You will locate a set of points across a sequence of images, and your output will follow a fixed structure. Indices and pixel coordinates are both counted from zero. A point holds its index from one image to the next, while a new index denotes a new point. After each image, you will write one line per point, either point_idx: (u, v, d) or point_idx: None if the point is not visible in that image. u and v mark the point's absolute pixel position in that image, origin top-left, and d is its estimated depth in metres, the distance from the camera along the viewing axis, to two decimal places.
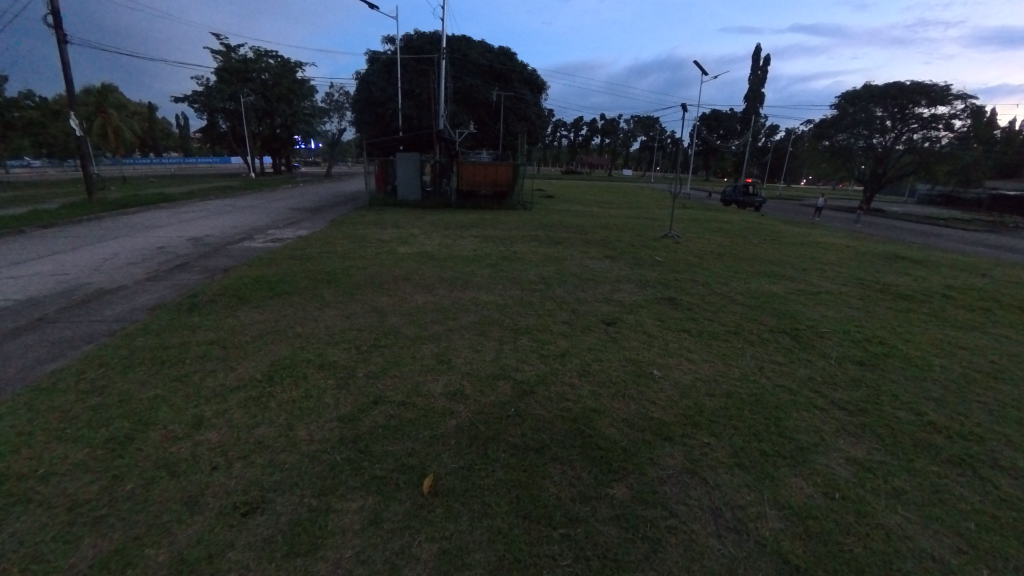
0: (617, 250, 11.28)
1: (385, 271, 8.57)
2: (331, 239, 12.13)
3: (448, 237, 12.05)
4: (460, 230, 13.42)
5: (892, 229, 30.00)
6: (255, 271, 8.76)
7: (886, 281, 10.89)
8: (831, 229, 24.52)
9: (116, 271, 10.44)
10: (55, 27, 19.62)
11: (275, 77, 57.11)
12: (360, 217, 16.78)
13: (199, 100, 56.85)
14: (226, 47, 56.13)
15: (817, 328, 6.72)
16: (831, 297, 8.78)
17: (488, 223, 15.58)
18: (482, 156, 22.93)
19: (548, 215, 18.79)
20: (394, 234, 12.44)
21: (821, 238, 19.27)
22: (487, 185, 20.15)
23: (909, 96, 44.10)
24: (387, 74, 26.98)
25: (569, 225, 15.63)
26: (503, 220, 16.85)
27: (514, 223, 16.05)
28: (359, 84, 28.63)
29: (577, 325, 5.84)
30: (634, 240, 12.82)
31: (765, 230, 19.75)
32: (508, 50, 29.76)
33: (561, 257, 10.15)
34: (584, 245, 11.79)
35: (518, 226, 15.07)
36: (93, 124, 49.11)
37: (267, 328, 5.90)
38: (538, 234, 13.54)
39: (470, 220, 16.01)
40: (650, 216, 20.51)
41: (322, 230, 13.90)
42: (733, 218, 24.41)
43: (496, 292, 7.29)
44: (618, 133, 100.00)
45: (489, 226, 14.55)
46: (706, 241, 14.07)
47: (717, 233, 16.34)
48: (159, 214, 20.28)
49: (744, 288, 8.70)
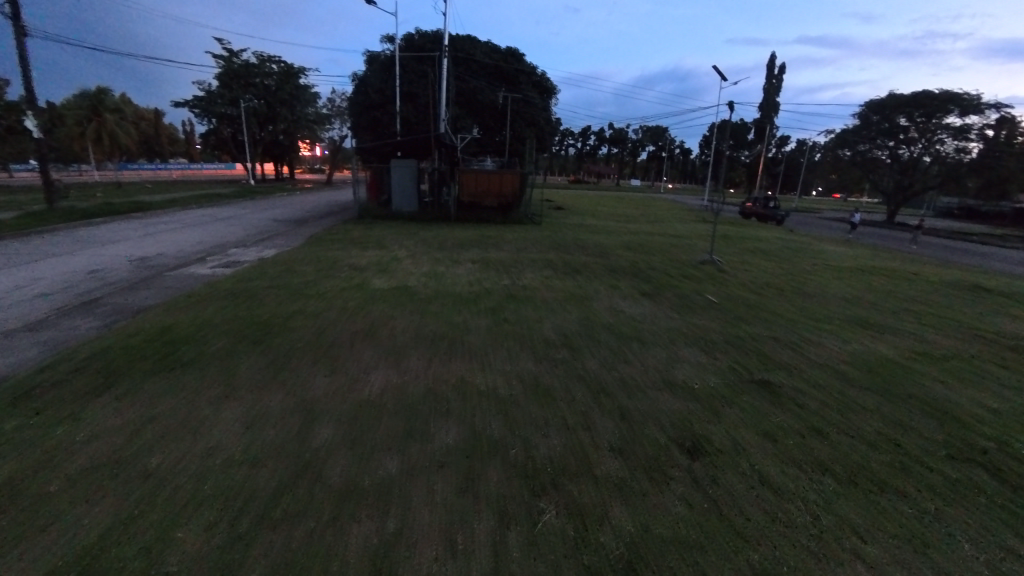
0: (654, 283, 8.84)
1: (344, 317, 6.15)
2: (292, 264, 9.66)
3: (440, 262, 9.67)
4: (454, 253, 10.91)
5: (932, 247, 27.36)
6: (169, 316, 6.40)
7: (1006, 330, 8.34)
8: (871, 248, 21.95)
9: (11, 305, 8.13)
10: (13, 17, 17.72)
11: (279, 83, 56.27)
12: (343, 233, 14.42)
13: (200, 104, 55.68)
14: (228, 51, 54.92)
15: (1006, 440, 4.22)
16: (969, 367, 6.22)
17: (489, 242, 13.12)
18: (486, 163, 20.50)
19: (560, 231, 16.44)
20: (375, 258, 10.07)
21: (874, 261, 16.67)
22: (491, 197, 17.75)
23: (939, 105, 41.56)
24: (385, 75, 24.80)
25: (586, 246, 13.11)
26: (507, 237, 14.42)
27: (522, 241, 13.67)
28: (356, 87, 26.48)
29: (637, 455, 3.39)
30: (670, 268, 10.36)
31: (807, 251, 17.13)
32: (516, 51, 27.58)
33: (585, 295, 7.63)
34: (610, 275, 9.28)
35: (526, 247, 12.55)
36: (88, 129, 47.83)
37: (111, 450, 3.50)
38: (550, 257, 11.04)
39: (469, 238, 13.59)
40: (675, 234, 18.07)
41: (290, 249, 11.58)
42: (765, 234, 21.98)
43: (499, 363, 4.79)
44: (626, 142, 98.13)
45: (491, 247, 12.08)
46: (752, 267, 11.64)
47: (759, 256, 13.92)
48: (125, 225, 18.12)
49: (846, 350, 6.19)
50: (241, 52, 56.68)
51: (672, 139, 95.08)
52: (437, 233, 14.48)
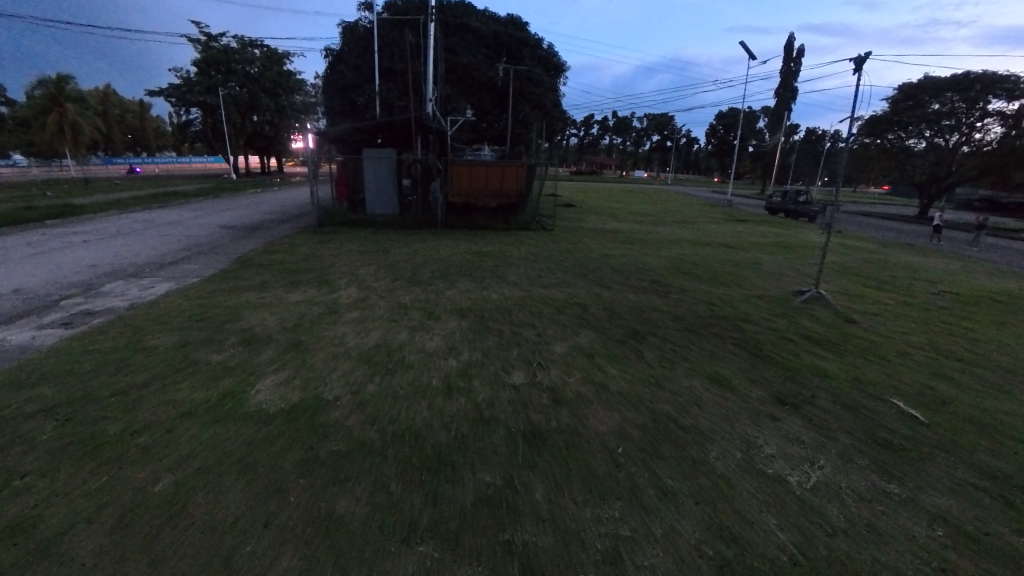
0: (776, 363, 5.04)
1: (118, 561, 2.36)
2: (153, 325, 5.71)
3: (407, 315, 5.81)
4: (432, 289, 6.98)
5: (997, 249, 23.59)
6: None
7: None
8: (946, 255, 18.19)
9: None
10: None
11: (263, 70, 52.13)
12: (288, 247, 10.47)
13: (176, 93, 51.24)
14: (207, 35, 50.37)
15: None
16: None
17: (486, 260, 9.15)
18: (483, 153, 16.45)
19: (581, 240, 12.60)
20: (304, 303, 6.23)
21: (983, 279, 12.82)
22: (490, 197, 13.56)
23: (984, 88, 35.72)
24: (362, 48, 20.56)
25: (624, 266, 9.18)
26: (511, 250, 10.48)
27: (534, 258, 9.84)
28: (330, 65, 22.23)
29: None
30: (773, 317, 6.59)
31: (894, 267, 13.25)
32: (518, 20, 23.50)
33: (680, 416, 3.78)
34: (694, 342, 5.39)
35: (539, 269, 8.61)
36: (47, 120, 41.80)
37: None
38: (579, 293, 7.06)
39: (457, 255, 9.62)
40: (722, 242, 14.16)
41: (193, 285, 7.70)
42: (822, 239, 18.15)
43: None
44: (631, 132, 93.69)
45: (488, 272, 8.14)
46: (875, 308, 7.92)
47: (859, 281, 10.17)
48: (23, 237, 14.07)
49: None
50: (220, 36, 52.05)
51: (678, 128, 90.75)
52: (415, 246, 10.53)
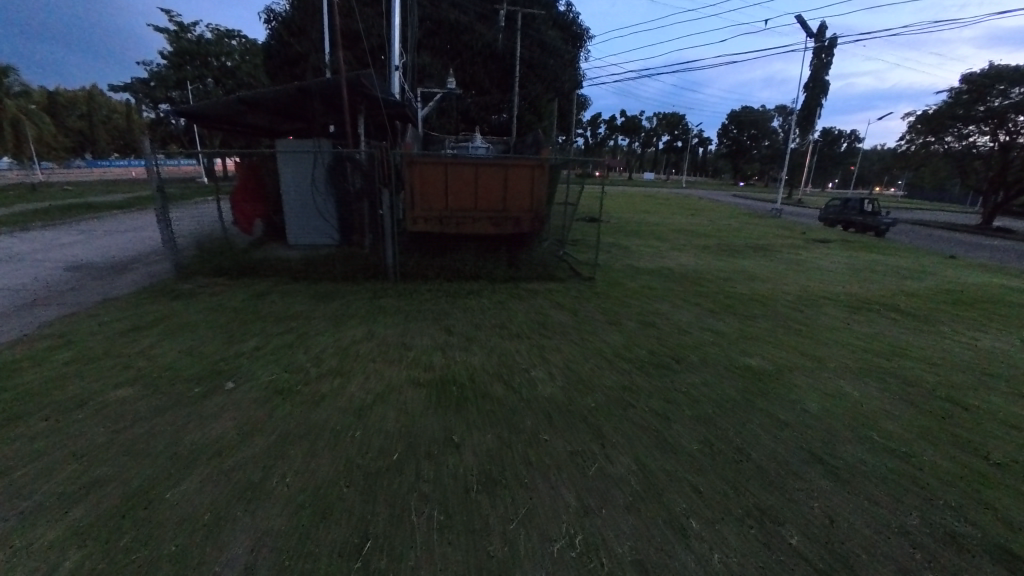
0: None
1: None
2: None
3: None
4: None
5: None
6: None
7: None
8: None
9: None
10: None
11: (240, 64, 45.80)
12: (51, 346, 4.85)
13: (142, 88, 45.37)
14: (178, 26, 44.70)
15: None
16: None
17: (468, 417, 3.38)
18: (474, 147, 10.66)
19: (652, 298, 6.92)
20: None
21: None
22: (483, 220, 7.72)
23: None
24: (311, 6, 14.85)
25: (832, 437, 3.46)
26: (530, 346, 4.75)
27: (582, 379, 4.09)
28: (271, 33, 16.40)
29: None
30: None
31: None
32: None
33: None
34: None
35: (623, 476, 2.85)
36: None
37: None
38: None
39: (398, 381, 3.86)
40: (872, 298, 8.41)
41: None
42: (967, 275, 12.41)
43: None
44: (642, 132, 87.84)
45: (466, 524, 2.41)
46: None
47: None
48: None
49: None
50: (193, 27, 46.33)
51: (692, 129, 85.13)
52: (319, 338, 4.82)
